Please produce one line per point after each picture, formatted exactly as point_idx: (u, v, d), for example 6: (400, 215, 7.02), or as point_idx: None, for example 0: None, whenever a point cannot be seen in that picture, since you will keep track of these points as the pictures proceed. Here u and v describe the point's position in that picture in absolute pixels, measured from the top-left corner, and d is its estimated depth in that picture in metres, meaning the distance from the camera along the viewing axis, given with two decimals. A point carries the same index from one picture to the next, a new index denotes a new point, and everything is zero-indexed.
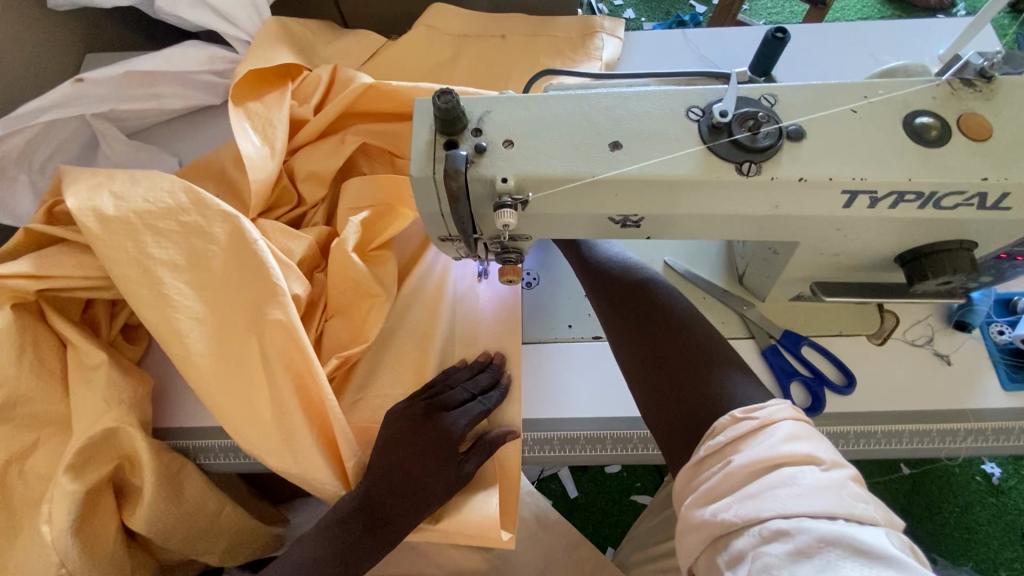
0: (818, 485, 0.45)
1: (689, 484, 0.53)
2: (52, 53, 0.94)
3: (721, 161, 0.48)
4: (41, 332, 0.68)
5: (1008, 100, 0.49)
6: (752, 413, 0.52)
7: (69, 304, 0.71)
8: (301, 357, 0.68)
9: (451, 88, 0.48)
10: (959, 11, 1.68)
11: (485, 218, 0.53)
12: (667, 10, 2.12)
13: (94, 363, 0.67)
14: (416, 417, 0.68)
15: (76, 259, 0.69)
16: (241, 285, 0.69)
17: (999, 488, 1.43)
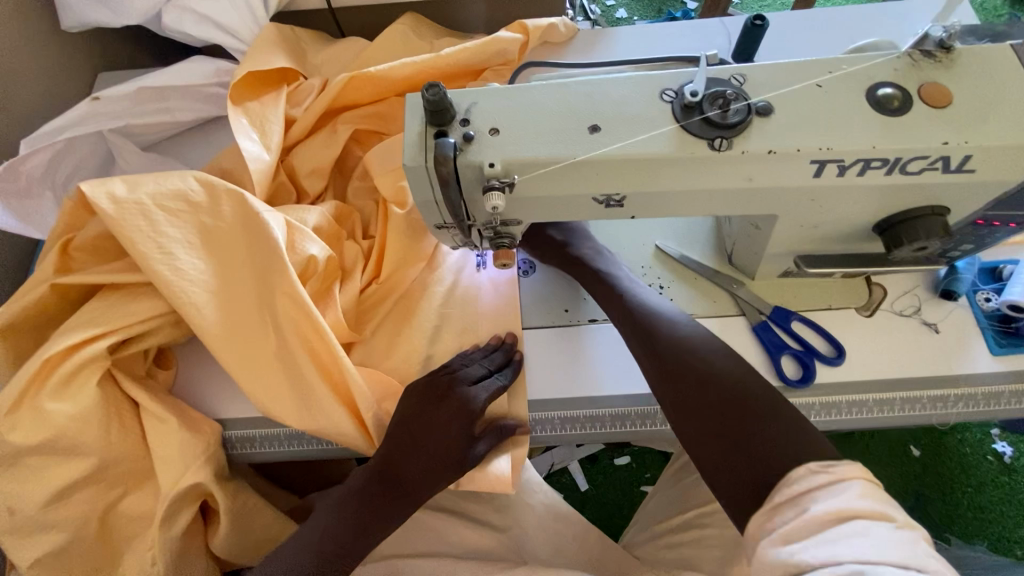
0: (892, 539, 0.45)
1: (762, 528, 0.53)
2: (69, 75, 1.00)
3: (695, 138, 0.51)
4: (111, 395, 0.72)
5: (967, 69, 0.52)
6: (826, 468, 0.53)
7: (133, 357, 0.75)
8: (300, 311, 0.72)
9: (438, 82, 0.51)
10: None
11: (477, 203, 0.56)
12: (659, 8, 2.16)
13: (166, 421, 0.72)
14: (433, 390, 0.72)
15: (131, 310, 0.72)
16: (243, 248, 0.74)
17: (1011, 466, 1.42)
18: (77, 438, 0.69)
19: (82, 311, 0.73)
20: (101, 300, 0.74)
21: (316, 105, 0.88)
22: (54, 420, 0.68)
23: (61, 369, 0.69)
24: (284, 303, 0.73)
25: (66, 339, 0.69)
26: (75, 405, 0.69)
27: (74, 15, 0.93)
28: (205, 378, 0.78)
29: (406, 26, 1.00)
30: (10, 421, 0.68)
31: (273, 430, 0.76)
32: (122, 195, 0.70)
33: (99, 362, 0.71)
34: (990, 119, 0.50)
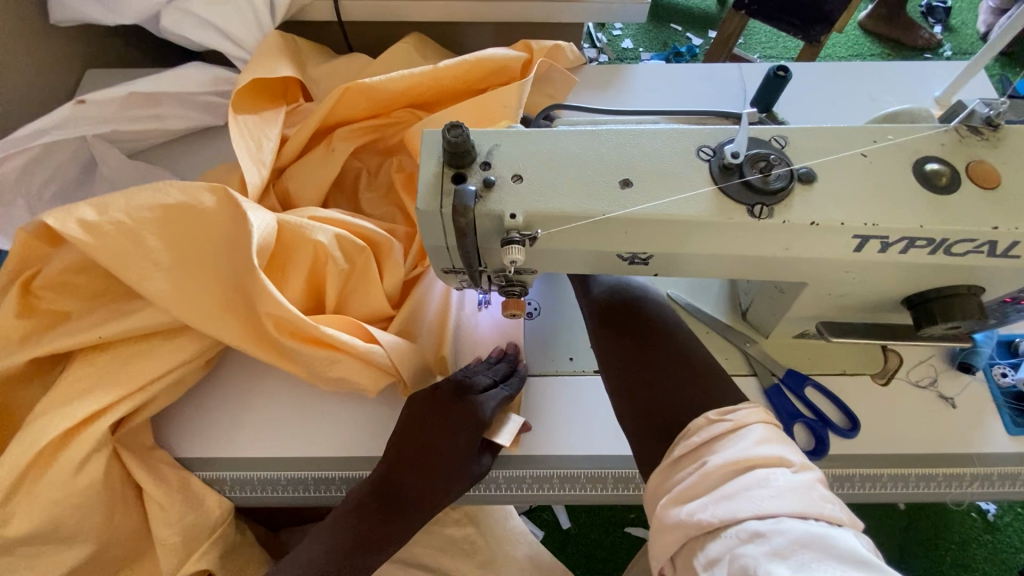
0: (790, 487, 0.44)
1: (664, 484, 0.53)
2: (54, 72, 0.93)
3: (733, 202, 0.48)
4: (115, 475, 0.66)
5: (1016, 149, 0.50)
6: (726, 416, 0.52)
7: (140, 428, 0.68)
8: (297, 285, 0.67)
9: (461, 123, 0.47)
10: (945, 50, 1.80)
11: (491, 252, 0.52)
12: (664, 41, 2.19)
13: (165, 502, 0.67)
14: (438, 398, 0.68)
15: (130, 378, 0.66)
16: (213, 235, 0.68)
17: (994, 524, 1.41)
18: (65, 522, 0.63)
19: (75, 373, 0.66)
20: (91, 363, 0.67)
21: (312, 122, 0.83)
22: (45, 507, 0.62)
23: (60, 456, 0.63)
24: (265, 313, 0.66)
25: (60, 425, 0.62)
26: (69, 491, 0.62)
27: (65, 10, 0.88)
28: (192, 430, 0.71)
29: (415, 46, 0.97)
30: (5, 512, 0.61)
31: (248, 474, 0.70)
32: (94, 220, 0.64)
33: (102, 445, 0.64)
34: None
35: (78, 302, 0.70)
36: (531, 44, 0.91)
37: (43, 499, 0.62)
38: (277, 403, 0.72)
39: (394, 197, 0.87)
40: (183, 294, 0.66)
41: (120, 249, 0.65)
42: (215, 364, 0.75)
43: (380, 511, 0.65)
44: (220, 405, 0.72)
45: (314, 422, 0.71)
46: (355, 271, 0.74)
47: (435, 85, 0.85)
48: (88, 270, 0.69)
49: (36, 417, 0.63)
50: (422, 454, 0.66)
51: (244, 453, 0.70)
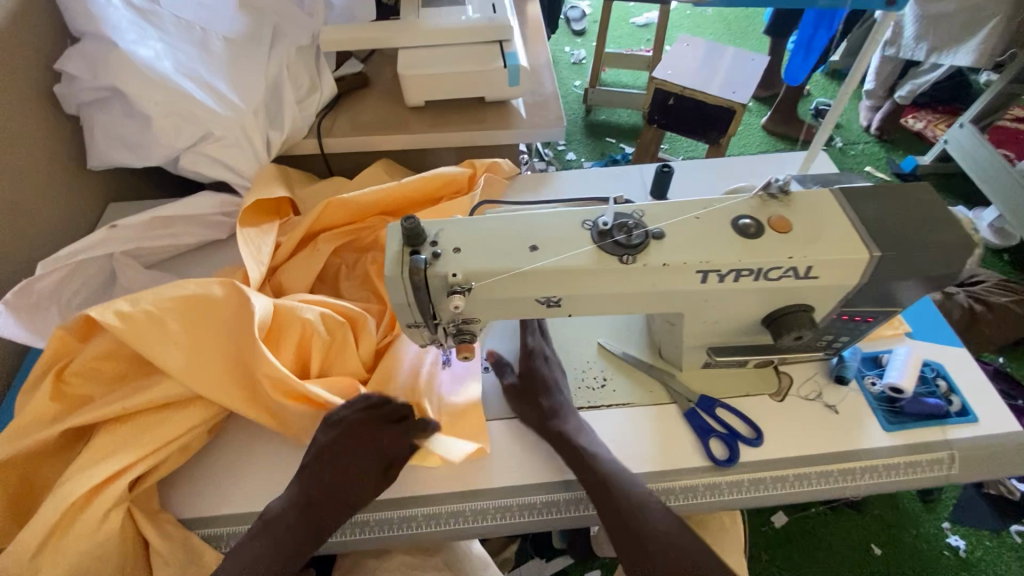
0: None
1: None
2: (86, 207, 1.14)
3: (609, 254, 0.67)
4: (127, 531, 0.75)
5: (801, 205, 0.72)
6: None
7: (148, 492, 0.78)
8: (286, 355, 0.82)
9: (414, 215, 0.67)
10: (836, 141, 2.30)
11: (442, 305, 0.69)
12: (602, 151, 2.61)
13: (167, 559, 0.74)
14: (361, 424, 0.80)
15: (146, 442, 0.77)
16: (222, 317, 0.84)
17: (968, 560, 1.47)
18: (86, 572, 0.72)
19: (97, 442, 0.76)
20: (113, 432, 0.77)
21: (301, 230, 1.03)
22: (71, 558, 0.71)
23: (82, 515, 0.72)
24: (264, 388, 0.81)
25: (87, 482, 0.72)
26: (90, 544, 0.71)
27: (101, 156, 1.09)
28: (194, 489, 0.81)
29: (383, 168, 1.22)
30: (33, 564, 0.70)
31: (241, 527, 0.78)
32: (128, 312, 0.79)
33: (118, 503, 0.74)
34: (820, 240, 0.69)
35: (100, 386, 0.82)
36: (474, 161, 1.16)
37: (67, 554, 0.71)
38: (269, 461, 0.84)
39: (370, 284, 1.05)
40: (195, 369, 0.80)
41: (144, 332, 0.79)
42: (217, 431, 0.86)
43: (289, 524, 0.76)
44: (219, 466, 0.83)
45: None
46: (336, 340, 0.89)
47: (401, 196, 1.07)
48: (114, 358, 0.82)
49: (64, 481, 0.73)
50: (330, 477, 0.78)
51: (240, 505, 0.80)
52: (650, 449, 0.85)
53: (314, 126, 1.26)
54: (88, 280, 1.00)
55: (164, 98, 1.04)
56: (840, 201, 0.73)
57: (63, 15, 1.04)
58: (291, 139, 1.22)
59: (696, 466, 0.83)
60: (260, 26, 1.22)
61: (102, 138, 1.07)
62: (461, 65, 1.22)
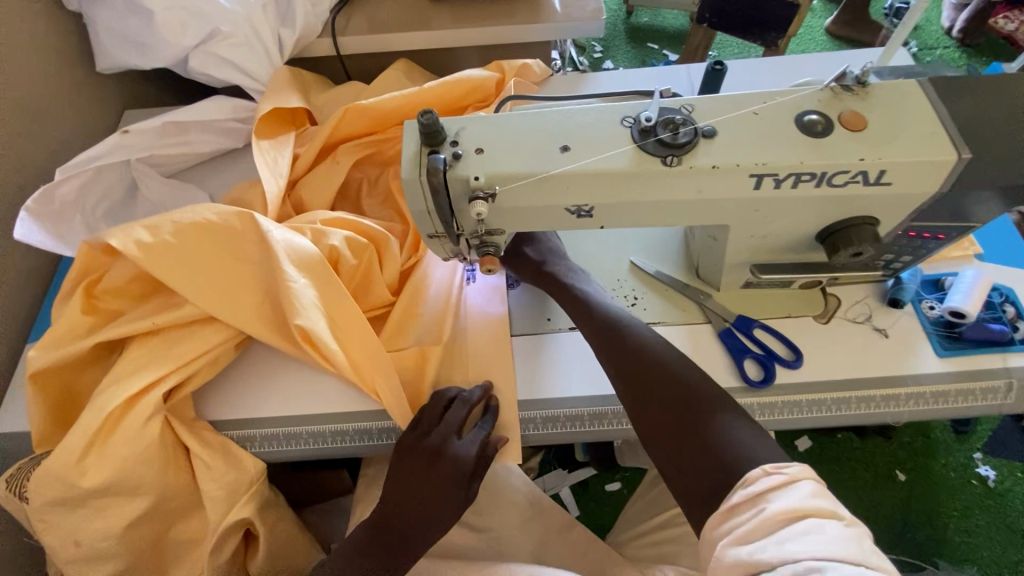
0: (840, 536, 0.50)
1: (719, 530, 0.58)
2: (97, 113, 1.10)
3: (650, 155, 0.60)
4: (168, 439, 0.76)
5: (880, 99, 0.62)
6: (780, 469, 0.58)
7: (184, 403, 0.79)
8: (313, 279, 0.80)
9: (431, 109, 0.60)
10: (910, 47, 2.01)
11: (464, 213, 0.64)
12: (642, 59, 2.38)
13: (207, 461, 0.77)
14: (416, 453, 0.78)
15: (178, 355, 0.77)
16: (242, 245, 0.81)
17: (995, 490, 1.45)
18: (132, 477, 0.74)
19: (130, 356, 0.77)
20: (145, 345, 0.78)
21: (316, 140, 0.98)
22: (116, 464, 0.73)
23: (124, 422, 0.73)
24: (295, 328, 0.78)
25: (124, 393, 0.74)
26: (135, 449, 0.73)
27: (110, 58, 1.03)
28: (229, 398, 0.82)
29: (402, 70, 1.13)
30: (81, 467, 0.72)
31: (274, 430, 0.81)
32: (148, 240, 0.77)
33: (156, 413, 0.74)
34: (899, 140, 0.59)
35: (130, 301, 0.81)
36: (503, 63, 1.06)
37: (110, 458, 0.72)
38: (297, 371, 0.84)
39: (392, 202, 1.00)
40: (222, 288, 0.80)
41: (164, 246, 0.78)
42: (245, 348, 0.85)
43: (381, 543, 0.78)
44: (250, 377, 0.84)
45: (329, 383, 0.83)
46: (362, 266, 0.87)
47: (422, 103, 0.99)
48: (139, 278, 0.81)
49: (104, 391, 0.74)
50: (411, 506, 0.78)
51: (273, 411, 0.82)
52: None
53: (329, 23, 1.16)
54: (108, 190, 0.98)
55: None
56: (928, 93, 0.62)
57: None
58: (305, 39, 1.13)
59: (728, 387, 0.80)
60: None
61: (107, 37, 1.01)
62: None
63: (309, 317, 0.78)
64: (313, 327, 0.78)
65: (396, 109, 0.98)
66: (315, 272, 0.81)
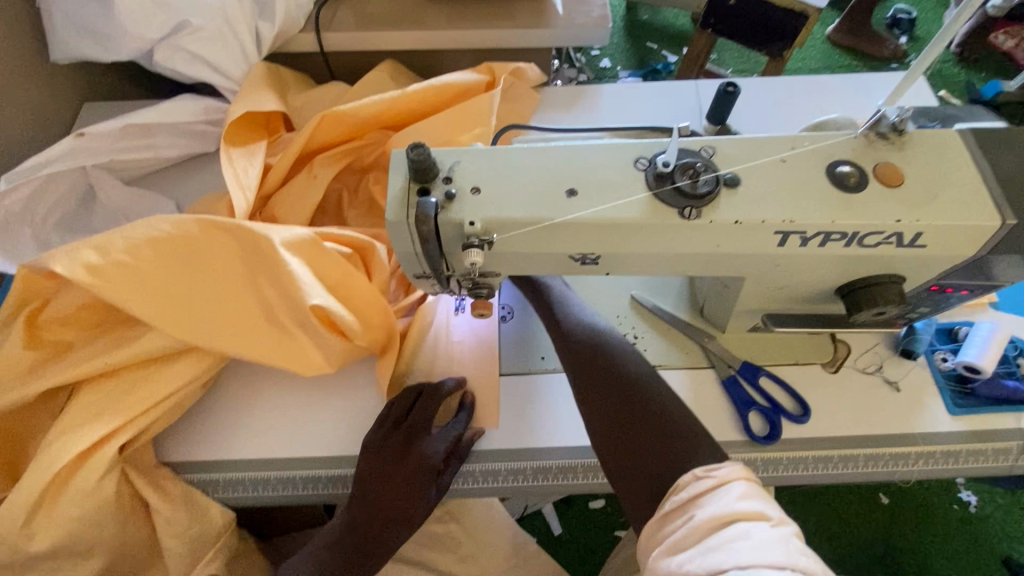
0: (767, 538, 0.48)
1: (655, 536, 0.56)
2: (52, 108, 1.00)
3: (666, 206, 0.54)
4: (124, 493, 0.69)
5: (917, 150, 0.56)
6: (711, 471, 0.56)
7: (142, 450, 0.71)
8: (306, 264, 0.72)
9: (422, 143, 0.53)
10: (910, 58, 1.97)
11: (456, 256, 0.58)
12: (640, 59, 2.31)
13: (167, 515, 0.70)
14: (387, 449, 0.72)
15: (136, 401, 0.69)
16: (210, 251, 0.71)
17: (975, 515, 1.44)
18: (85, 535, 0.67)
19: (79, 401, 0.68)
20: (96, 390, 0.69)
21: (289, 149, 0.88)
22: (63, 521, 0.65)
23: (74, 479, 0.66)
24: (312, 310, 0.70)
25: (72, 448, 0.65)
26: (83, 505, 0.65)
27: (64, 46, 0.92)
28: (191, 440, 0.75)
29: (389, 73, 1.04)
30: (28, 530, 0.65)
31: (239, 475, 0.73)
32: (97, 265, 0.67)
33: (111, 467, 0.67)
34: (938, 200, 0.54)
35: (80, 333, 0.73)
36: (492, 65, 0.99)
37: (54, 516, 0.65)
38: (267, 410, 0.77)
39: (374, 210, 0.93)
40: (193, 308, 0.69)
41: (114, 276, 0.67)
42: (210, 384, 0.78)
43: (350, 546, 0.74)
44: (215, 415, 0.76)
45: (303, 425, 0.76)
46: None
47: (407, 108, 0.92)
48: (90, 308, 0.72)
49: (49, 443, 0.66)
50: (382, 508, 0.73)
51: (239, 454, 0.74)
52: None
53: (311, 16, 1.07)
54: (61, 199, 0.89)
55: None
56: (969, 145, 0.56)
57: None
58: (285, 33, 1.03)
59: (731, 441, 0.75)
60: None
61: (63, 26, 0.91)
62: None
63: (323, 296, 0.71)
64: (332, 306, 0.71)
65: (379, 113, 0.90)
66: (310, 254, 0.72)
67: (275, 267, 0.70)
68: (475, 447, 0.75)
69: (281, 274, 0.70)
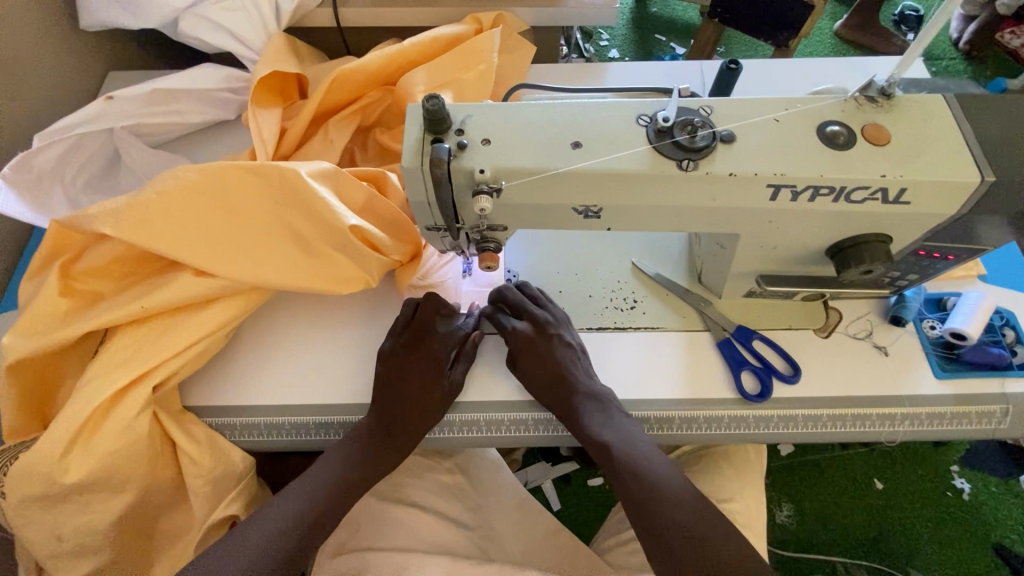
0: None
1: None
2: (81, 77, 1.04)
3: (666, 158, 0.57)
4: (154, 432, 0.73)
5: (905, 113, 0.59)
6: None
7: (170, 393, 0.75)
8: (330, 186, 0.76)
9: (438, 94, 0.57)
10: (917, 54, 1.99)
11: (466, 206, 0.62)
12: (648, 50, 2.34)
13: (191, 454, 0.74)
14: (401, 342, 0.80)
15: (170, 344, 0.73)
16: (240, 197, 0.74)
17: (969, 502, 1.45)
18: (116, 471, 0.70)
19: (115, 344, 0.73)
20: (131, 335, 0.74)
21: (304, 113, 0.91)
22: (98, 455, 0.69)
23: (112, 415, 0.70)
24: (352, 233, 0.75)
25: (113, 385, 0.70)
26: (115, 440, 0.69)
27: (94, 15, 0.97)
28: (214, 386, 0.79)
29: None
30: (64, 464, 0.68)
31: (255, 419, 0.77)
32: (130, 214, 0.71)
33: (145, 406, 0.71)
34: (923, 159, 0.57)
35: (112, 283, 0.77)
36: (479, 15, 1.05)
37: (90, 452, 0.69)
38: (282, 359, 0.81)
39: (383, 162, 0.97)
40: (225, 255, 0.73)
41: (148, 228, 0.71)
42: (232, 336, 0.82)
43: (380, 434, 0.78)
44: (235, 364, 0.81)
45: (318, 372, 0.80)
46: None
47: (408, 63, 0.95)
48: (122, 259, 0.76)
49: (87, 382, 0.70)
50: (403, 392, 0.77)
51: (257, 399, 0.78)
52: (675, 378, 0.80)
53: None
54: (88, 160, 0.93)
55: None
56: (954, 108, 0.60)
57: None
58: (303, 7, 1.07)
59: (723, 399, 0.79)
60: None
61: None
62: None
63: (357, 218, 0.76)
64: (367, 226, 0.76)
65: (383, 68, 0.93)
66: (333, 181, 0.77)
67: (307, 199, 0.73)
68: (481, 398, 0.79)
69: (314, 205, 0.73)
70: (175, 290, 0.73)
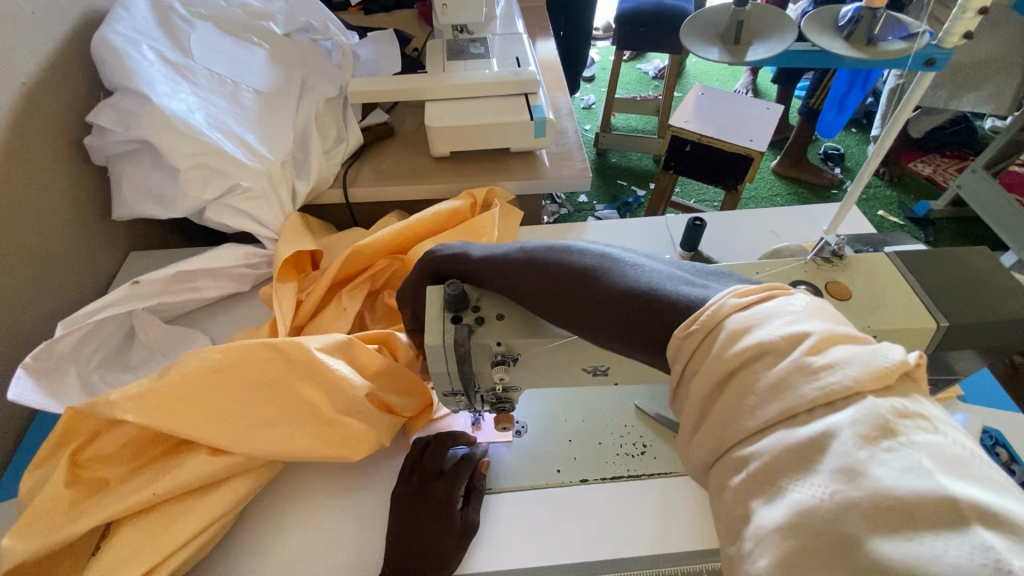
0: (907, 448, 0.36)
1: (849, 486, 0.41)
2: (105, 260, 1.12)
3: None
4: None
5: (857, 270, 0.69)
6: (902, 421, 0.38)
7: None
8: (342, 353, 0.81)
9: (457, 279, 0.64)
10: None
11: (482, 372, 0.66)
12: (614, 194, 2.63)
13: None
14: (413, 483, 0.81)
15: (179, 532, 0.71)
16: (257, 373, 0.76)
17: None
18: None
19: (120, 534, 0.70)
20: (138, 525, 0.71)
21: (318, 285, 0.99)
22: None
23: None
24: (368, 399, 0.79)
25: None
26: None
27: (127, 207, 1.08)
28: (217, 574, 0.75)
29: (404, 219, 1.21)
30: None
31: None
32: (152, 395, 0.72)
33: None
34: (882, 309, 0.65)
35: (119, 468, 0.76)
36: (474, 192, 1.19)
37: None
38: (293, 539, 0.78)
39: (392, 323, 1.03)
40: (243, 432, 0.74)
41: (169, 410, 0.73)
42: (240, 512, 0.80)
43: None
44: (240, 546, 0.77)
45: (329, 550, 0.77)
46: None
47: (413, 235, 1.06)
48: (134, 441, 0.76)
49: None
50: (417, 538, 0.75)
51: None
52: (696, 527, 0.78)
53: (340, 175, 1.28)
54: (106, 340, 0.96)
55: (194, 151, 1.03)
56: (896, 263, 0.70)
57: (99, 68, 1.06)
58: (317, 190, 1.22)
59: None
60: (290, 77, 1.25)
61: (130, 192, 1.07)
62: (486, 117, 1.24)
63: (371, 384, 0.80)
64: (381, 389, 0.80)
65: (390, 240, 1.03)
66: (346, 350, 0.81)
67: (323, 374, 0.77)
68: (500, 568, 0.76)
69: (330, 378, 0.77)
70: (190, 471, 0.72)
